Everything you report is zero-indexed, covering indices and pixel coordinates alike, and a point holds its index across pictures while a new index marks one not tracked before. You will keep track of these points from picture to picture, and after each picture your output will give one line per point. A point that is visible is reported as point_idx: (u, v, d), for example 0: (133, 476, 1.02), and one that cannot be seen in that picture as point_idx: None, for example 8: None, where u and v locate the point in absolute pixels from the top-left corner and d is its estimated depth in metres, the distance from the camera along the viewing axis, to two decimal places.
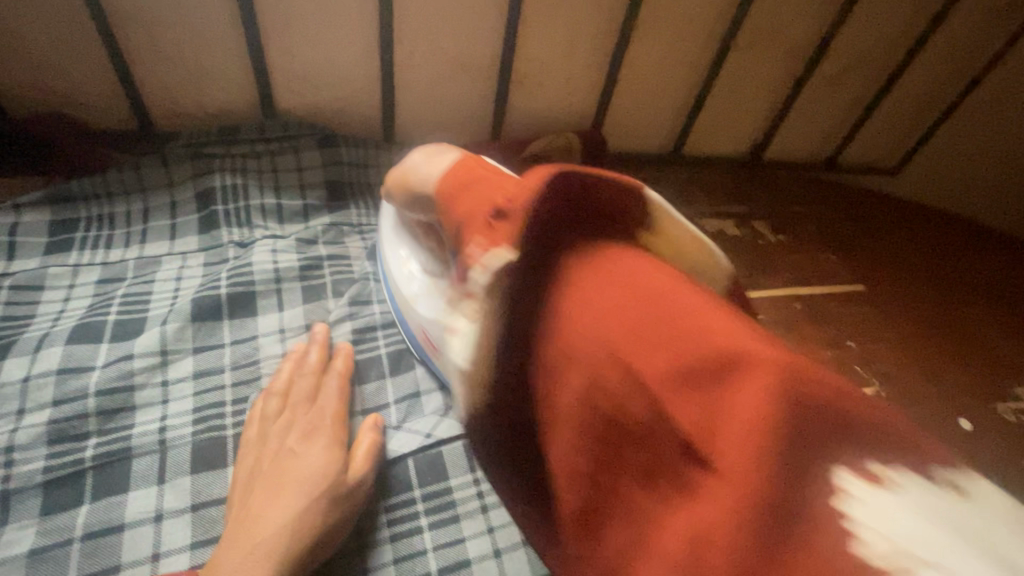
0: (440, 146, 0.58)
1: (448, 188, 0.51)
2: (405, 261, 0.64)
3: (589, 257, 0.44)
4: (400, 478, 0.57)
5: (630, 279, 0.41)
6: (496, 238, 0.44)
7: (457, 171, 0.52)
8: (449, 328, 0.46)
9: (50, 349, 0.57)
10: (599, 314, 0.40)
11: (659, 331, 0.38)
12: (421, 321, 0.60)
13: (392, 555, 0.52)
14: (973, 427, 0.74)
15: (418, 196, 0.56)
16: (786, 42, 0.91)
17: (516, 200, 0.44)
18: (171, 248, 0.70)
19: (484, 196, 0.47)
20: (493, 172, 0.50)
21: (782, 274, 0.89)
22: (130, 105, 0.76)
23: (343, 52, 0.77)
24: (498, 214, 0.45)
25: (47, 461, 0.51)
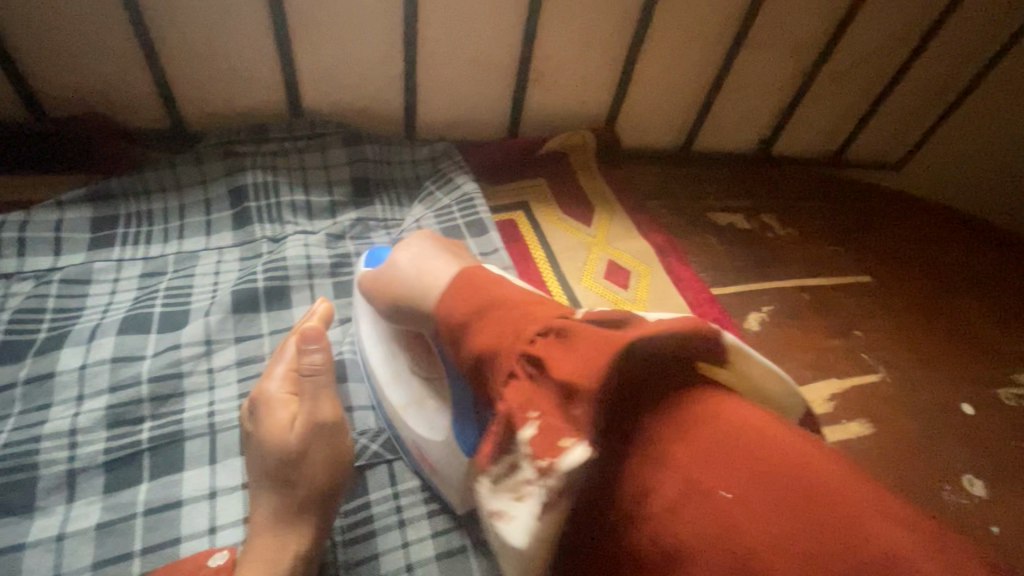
0: (431, 248, 0.52)
1: (449, 307, 0.43)
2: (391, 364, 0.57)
3: (660, 407, 0.33)
4: (405, 469, 0.59)
5: (710, 432, 0.31)
6: (538, 406, 0.33)
7: (461, 282, 0.44)
8: (497, 510, 0.34)
9: (103, 339, 0.60)
10: (704, 466, 0.30)
11: (751, 477, 0.28)
12: (412, 436, 0.55)
13: (399, 538, 0.54)
14: (974, 411, 0.78)
15: (408, 312, 0.50)
16: (795, 40, 0.93)
17: (556, 364, 0.33)
18: (208, 244, 0.73)
19: (505, 332, 0.37)
20: (511, 296, 0.40)
21: (788, 266, 0.92)
22: (165, 105, 0.79)
23: (368, 54, 0.80)
24: (534, 362, 0.34)
25: (107, 443, 0.54)
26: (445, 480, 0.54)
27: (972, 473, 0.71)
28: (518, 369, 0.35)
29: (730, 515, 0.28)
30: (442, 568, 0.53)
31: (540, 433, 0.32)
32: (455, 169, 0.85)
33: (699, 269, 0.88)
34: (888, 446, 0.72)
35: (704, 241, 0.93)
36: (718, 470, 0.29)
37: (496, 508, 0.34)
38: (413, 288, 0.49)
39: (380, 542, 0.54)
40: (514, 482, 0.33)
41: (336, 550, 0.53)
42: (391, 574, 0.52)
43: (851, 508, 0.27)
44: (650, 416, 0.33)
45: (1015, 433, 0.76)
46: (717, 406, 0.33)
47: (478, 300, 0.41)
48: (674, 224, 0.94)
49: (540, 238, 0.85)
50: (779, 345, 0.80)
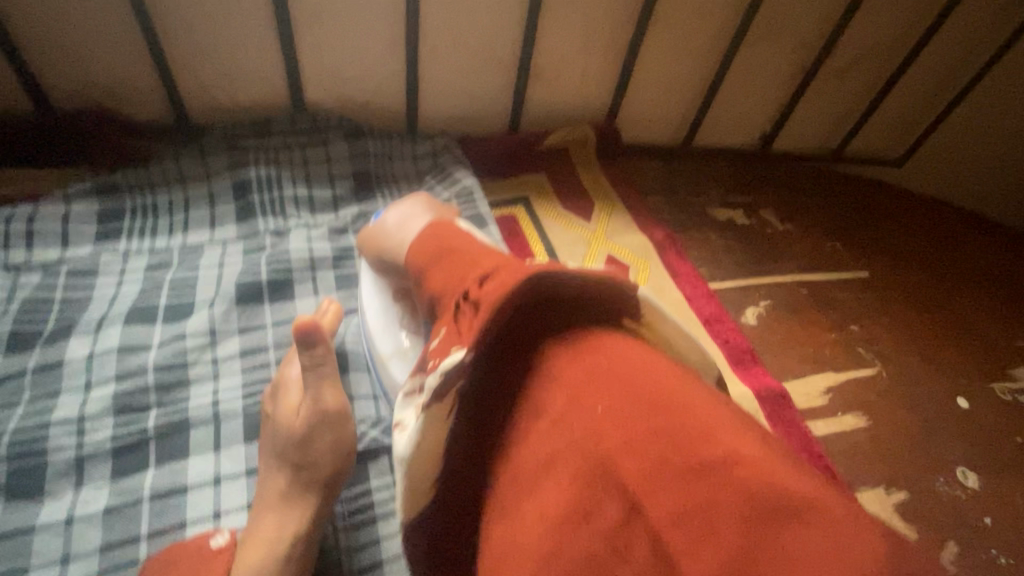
0: (414, 204, 0.57)
1: (420, 256, 0.43)
2: (387, 311, 0.61)
3: (567, 347, 0.34)
4: None
5: (615, 376, 0.31)
6: (464, 336, 0.33)
7: (426, 232, 0.45)
8: (396, 422, 0.36)
9: (110, 329, 0.61)
10: (608, 423, 0.29)
11: (655, 439, 0.28)
12: (396, 386, 0.58)
13: (400, 525, 0.55)
14: (970, 405, 0.78)
15: (388, 259, 0.55)
16: (796, 35, 0.93)
17: (486, 293, 0.34)
18: (212, 236, 0.74)
19: (458, 273, 0.38)
20: (468, 245, 0.41)
21: (787, 261, 0.92)
22: (169, 100, 0.80)
23: (371, 49, 0.81)
24: (467, 296, 0.35)
25: (113, 430, 0.56)
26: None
27: (966, 465, 0.72)
28: (460, 303, 0.36)
29: (629, 462, 0.28)
30: None
31: (441, 343, 0.35)
32: (456, 164, 0.86)
33: (698, 263, 0.89)
34: (883, 439, 0.73)
35: (703, 236, 0.93)
36: (618, 416, 0.30)
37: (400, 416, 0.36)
38: (393, 241, 0.54)
39: (381, 529, 0.55)
40: (409, 386, 0.36)
41: (338, 537, 0.54)
42: (392, 559, 0.53)
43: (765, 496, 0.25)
44: (554, 348, 0.34)
45: (1009, 426, 0.76)
46: (603, 344, 0.34)
47: (434, 245, 0.42)
48: (673, 219, 0.95)
49: (541, 232, 0.86)
50: (776, 339, 0.81)
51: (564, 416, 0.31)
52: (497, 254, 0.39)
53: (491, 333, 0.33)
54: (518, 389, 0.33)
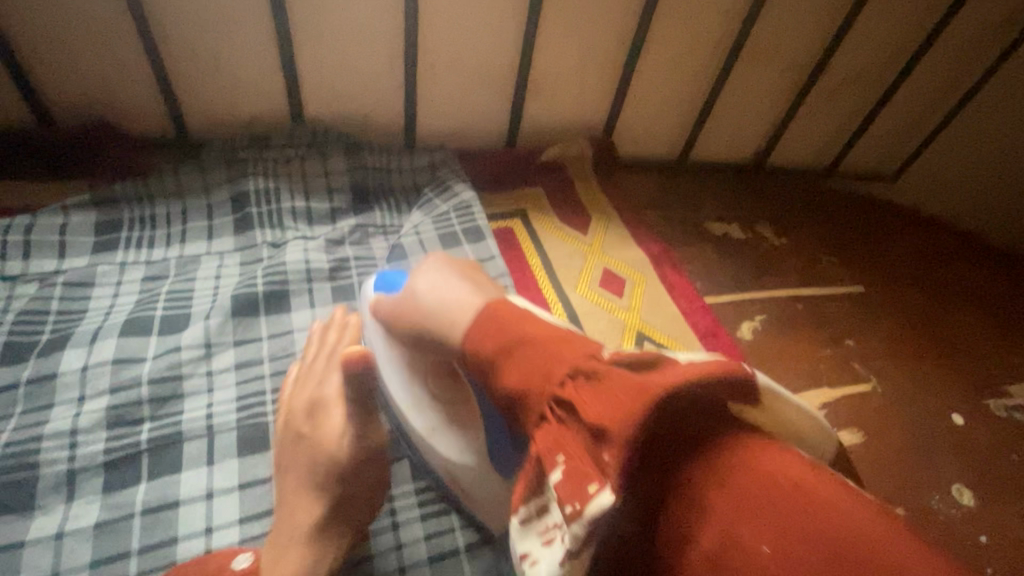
0: (449, 274, 0.53)
1: (480, 346, 0.44)
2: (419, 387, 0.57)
3: (709, 466, 0.31)
4: (399, 472, 0.60)
5: (767, 497, 0.29)
6: (573, 460, 0.34)
7: (484, 317, 0.45)
8: (524, 553, 0.36)
9: (105, 341, 0.61)
10: (777, 558, 0.27)
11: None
12: (440, 459, 0.55)
13: (392, 541, 0.55)
14: (964, 422, 0.78)
15: (428, 339, 0.51)
16: (790, 53, 0.95)
17: (596, 416, 0.33)
18: (209, 248, 0.74)
19: (533, 373, 0.39)
20: (540, 333, 0.41)
21: (782, 276, 0.93)
22: (169, 112, 0.81)
23: (370, 63, 0.82)
24: (559, 402, 0.36)
25: (106, 443, 0.55)
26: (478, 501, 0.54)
27: (961, 482, 0.72)
28: (549, 413, 0.37)
29: None
30: (434, 571, 0.54)
31: (567, 478, 0.33)
32: (454, 178, 0.87)
33: (694, 278, 0.89)
34: (877, 455, 0.73)
35: (699, 251, 0.94)
36: (798, 562, 0.26)
37: (522, 550, 0.36)
38: (434, 320, 0.50)
39: (373, 545, 0.55)
40: (534, 521, 0.37)
41: None
42: None
43: None
44: (697, 470, 0.31)
45: (1003, 443, 0.77)
46: (757, 455, 0.31)
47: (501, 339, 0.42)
48: (670, 233, 0.96)
49: (537, 246, 0.86)
50: (771, 354, 0.81)
51: (726, 551, 0.28)
52: (570, 352, 0.39)
53: (622, 468, 0.32)
54: (663, 516, 0.31)
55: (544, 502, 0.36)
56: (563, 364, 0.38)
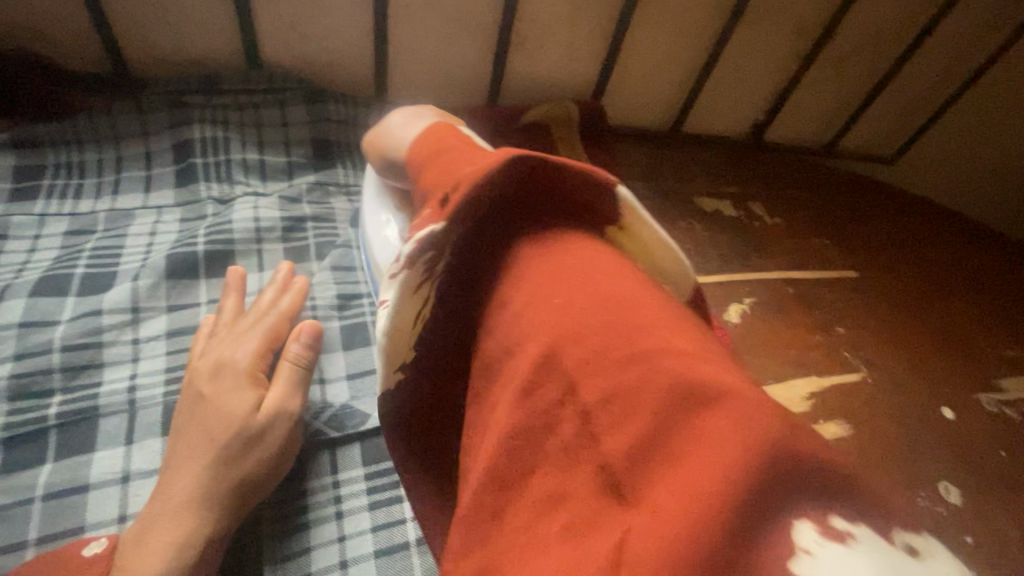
0: (421, 107, 0.53)
1: (418, 152, 0.41)
2: (376, 231, 0.61)
3: (535, 244, 0.34)
4: (350, 455, 0.53)
5: (584, 282, 0.31)
6: (444, 211, 0.34)
7: (426, 140, 0.42)
8: (383, 300, 0.36)
9: (13, 302, 0.53)
10: (561, 312, 0.30)
11: (606, 322, 0.30)
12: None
13: (336, 533, 0.49)
14: (954, 415, 0.75)
15: (390, 158, 0.53)
16: (797, 17, 0.88)
17: (477, 166, 0.34)
18: (145, 201, 0.66)
19: (451, 163, 0.37)
20: (464, 142, 0.40)
21: (775, 257, 0.88)
22: (105, 46, 0.71)
23: (333, 0, 0.72)
24: (457, 180, 0.35)
25: (7, 418, 0.48)
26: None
27: (949, 479, 0.68)
28: (450, 189, 0.35)
29: (578, 346, 0.29)
30: (382, 566, 0.48)
31: (430, 221, 0.34)
32: None
33: None
34: (866, 449, 0.69)
35: (688, 227, 0.88)
36: (593, 325, 0.30)
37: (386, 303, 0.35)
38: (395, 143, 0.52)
39: (315, 537, 0.49)
40: (393, 265, 0.35)
41: (261, 546, 0.47)
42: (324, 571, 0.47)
43: (718, 389, 0.27)
44: (524, 241, 0.34)
45: (993, 439, 0.73)
46: (577, 251, 0.33)
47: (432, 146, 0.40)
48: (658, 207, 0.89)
49: None
50: (761, 339, 0.76)
51: (531, 318, 0.31)
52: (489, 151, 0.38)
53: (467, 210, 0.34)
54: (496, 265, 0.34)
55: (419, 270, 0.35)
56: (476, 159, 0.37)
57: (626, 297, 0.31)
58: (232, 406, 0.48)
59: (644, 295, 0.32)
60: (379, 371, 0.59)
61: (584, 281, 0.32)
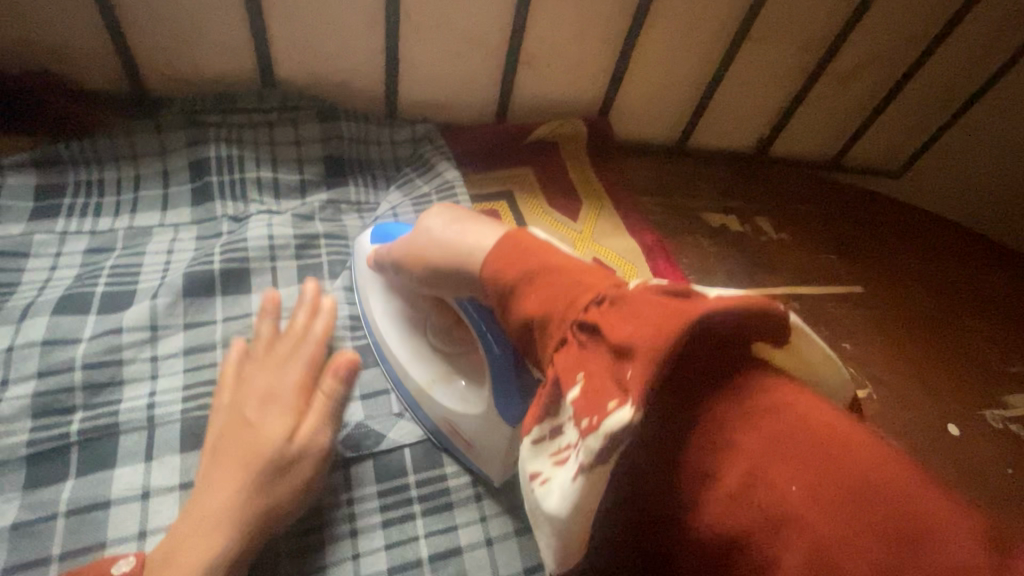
0: (461, 212, 0.51)
1: (501, 267, 0.43)
2: (415, 340, 0.59)
3: (736, 408, 0.32)
4: (363, 473, 0.54)
5: (793, 442, 0.30)
6: (597, 383, 0.33)
7: (504, 247, 0.44)
8: (536, 474, 0.36)
9: (35, 320, 0.55)
10: (781, 475, 0.29)
11: (827, 481, 0.28)
12: (445, 413, 0.55)
13: (351, 550, 0.50)
14: (960, 432, 0.75)
15: (442, 273, 0.50)
16: (802, 35, 0.89)
17: (625, 333, 0.33)
18: (163, 219, 0.68)
19: (560, 297, 0.38)
20: (555, 258, 0.41)
21: (780, 273, 0.88)
22: (124, 66, 0.73)
23: (347, 22, 0.74)
24: (587, 323, 0.36)
25: (31, 434, 0.49)
26: (482, 455, 0.53)
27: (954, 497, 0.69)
28: (571, 337, 0.37)
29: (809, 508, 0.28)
30: None
31: (586, 395, 0.34)
32: (438, 156, 0.81)
33: (688, 271, 0.85)
34: None
35: (694, 242, 0.89)
36: (815, 489, 0.28)
37: (533, 469, 0.36)
38: (448, 255, 0.49)
39: (330, 554, 0.50)
40: (544, 439, 0.36)
41: (278, 561, 0.48)
42: None
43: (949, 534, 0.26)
44: (726, 406, 0.32)
45: (998, 456, 0.74)
46: (791, 405, 0.31)
47: (520, 259, 0.42)
48: (663, 222, 0.90)
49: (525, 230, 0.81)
50: None
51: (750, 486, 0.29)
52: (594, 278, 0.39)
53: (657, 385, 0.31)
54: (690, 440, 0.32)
55: (561, 423, 0.36)
56: (579, 289, 0.38)
57: (809, 418, 0.31)
58: (256, 428, 0.49)
59: (832, 418, 0.31)
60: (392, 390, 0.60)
61: (790, 442, 0.30)
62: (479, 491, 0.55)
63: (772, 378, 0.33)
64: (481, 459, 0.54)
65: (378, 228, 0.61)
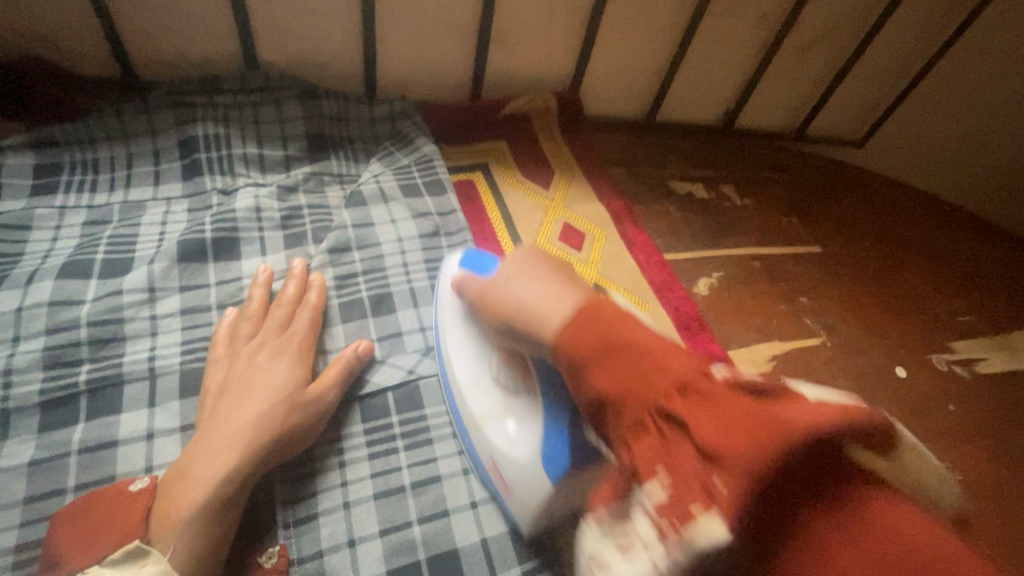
0: (550, 271, 0.53)
1: (576, 341, 0.45)
2: (478, 372, 0.58)
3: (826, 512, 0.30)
4: (350, 415, 0.59)
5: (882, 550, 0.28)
6: (675, 476, 0.34)
7: (583, 315, 0.46)
8: (598, 557, 0.36)
9: (41, 283, 0.59)
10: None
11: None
12: (491, 451, 0.54)
13: (339, 479, 0.55)
14: (907, 374, 0.81)
15: (518, 325, 0.51)
16: (761, 9, 0.93)
17: (719, 437, 0.34)
18: (155, 194, 0.72)
19: (640, 381, 0.40)
20: (634, 335, 0.43)
21: (744, 235, 0.94)
22: (113, 52, 0.76)
23: (325, 5, 0.78)
24: (676, 400, 0.38)
25: (42, 384, 0.54)
26: (523, 502, 0.52)
27: None
28: (650, 419, 0.38)
29: None
30: (380, 507, 0.54)
31: (673, 497, 0.33)
32: (415, 132, 0.85)
33: (655, 235, 0.90)
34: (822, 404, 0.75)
35: (662, 209, 0.94)
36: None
37: (598, 549, 0.36)
38: (525, 313, 0.50)
39: (320, 483, 0.55)
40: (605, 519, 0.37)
41: (273, 488, 0.53)
42: (329, 511, 0.53)
43: None
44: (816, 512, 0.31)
45: (942, 394, 0.80)
46: (882, 511, 0.30)
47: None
48: (633, 191, 0.95)
49: (499, 199, 0.86)
50: (728, 308, 0.83)
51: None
52: (672, 353, 0.41)
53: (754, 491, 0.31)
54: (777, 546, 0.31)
55: (630, 504, 0.36)
56: (665, 380, 0.39)
57: (891, 524, 0.29)
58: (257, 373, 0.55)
59: (907, 522, 0.29)
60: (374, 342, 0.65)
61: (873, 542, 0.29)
62: (457, 429, 0.60)
63: (870, 490, 0.31)
64: (518, 506, 0.52)
65: (468, 254, 0.62)
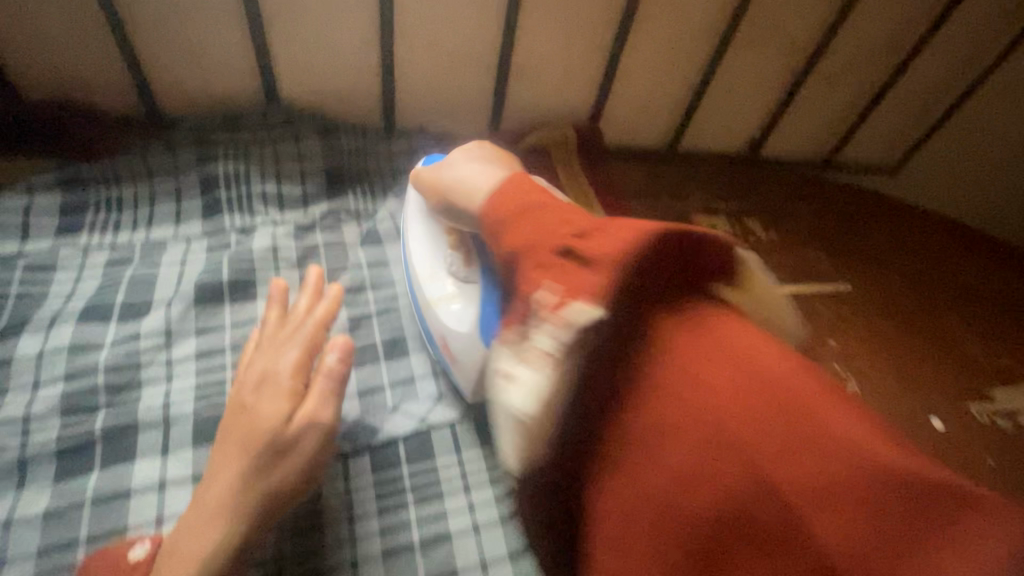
0: (490, 158, 0.57)
1: (494, 206, 0.47)
2: (432, 259, 0.64)
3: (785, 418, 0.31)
4: (361, 467, 0.58)
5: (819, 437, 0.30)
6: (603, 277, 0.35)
7: (508, 186, 0.48)
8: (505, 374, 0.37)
9: (62, 327, 0.60)
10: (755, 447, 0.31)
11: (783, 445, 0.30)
12: (441, 330, 0.62)
13: (348, 535, 0.54)
14: (944, 426, 0.77)
15: (459, 207, 0.56)
16: (787, 39, 0.91)
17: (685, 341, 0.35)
18: (176, 232, 0.73)
19: (544, 226, 0.41)
20: (553, 201, 0.45)
21: (768, 272, 0.91)
22: (141, 93, 0.78)
23: (346, 44, 0.79)
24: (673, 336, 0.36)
25: (59, 431, 0.55)
26: (465, 369, 0.60)
27: None
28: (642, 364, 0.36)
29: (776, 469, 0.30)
30: (388, 565, 0.53)
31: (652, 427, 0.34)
32: None
33: None
34: None
35: None
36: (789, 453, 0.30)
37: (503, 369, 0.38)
38: (460, 198, 0.55)
39: (328, 540, 0.54)
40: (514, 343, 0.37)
41: (282, 544, 0.53)
42: (336, 568, 0.53)
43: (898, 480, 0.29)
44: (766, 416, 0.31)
45: (982, 449, 0.75)
46: (841, 419, 0.31)
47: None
48: None
49: None
50: None
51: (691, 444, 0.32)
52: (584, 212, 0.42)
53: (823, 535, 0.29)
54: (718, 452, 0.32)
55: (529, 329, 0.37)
56: (698, 389, 0.33)
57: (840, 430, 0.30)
58: None
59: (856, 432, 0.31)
60: (386, 389, 0.64)
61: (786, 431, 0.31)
62: (468, 483, 0.59)
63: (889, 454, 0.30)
64: (463, 375, 0.61)
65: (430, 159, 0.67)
